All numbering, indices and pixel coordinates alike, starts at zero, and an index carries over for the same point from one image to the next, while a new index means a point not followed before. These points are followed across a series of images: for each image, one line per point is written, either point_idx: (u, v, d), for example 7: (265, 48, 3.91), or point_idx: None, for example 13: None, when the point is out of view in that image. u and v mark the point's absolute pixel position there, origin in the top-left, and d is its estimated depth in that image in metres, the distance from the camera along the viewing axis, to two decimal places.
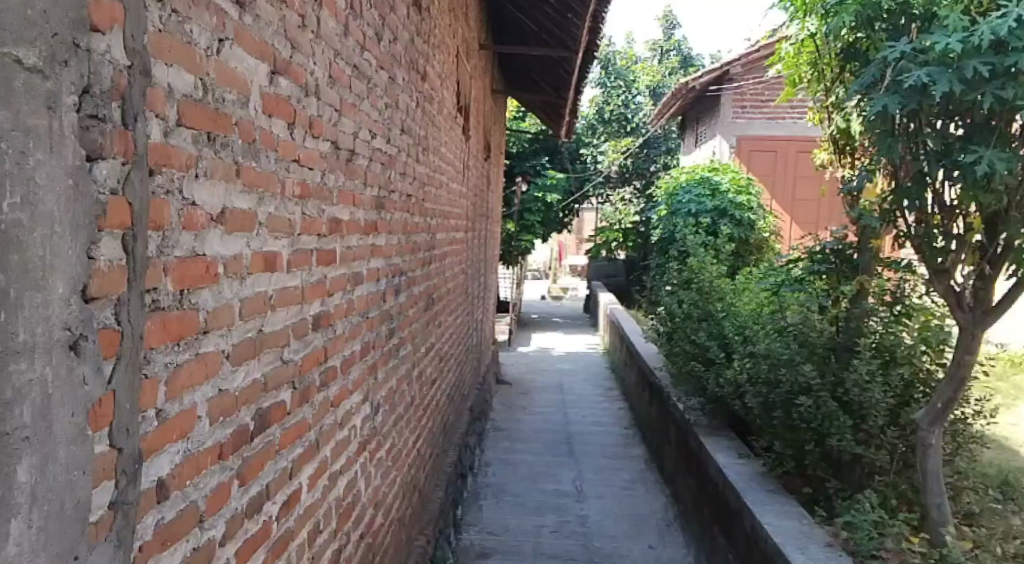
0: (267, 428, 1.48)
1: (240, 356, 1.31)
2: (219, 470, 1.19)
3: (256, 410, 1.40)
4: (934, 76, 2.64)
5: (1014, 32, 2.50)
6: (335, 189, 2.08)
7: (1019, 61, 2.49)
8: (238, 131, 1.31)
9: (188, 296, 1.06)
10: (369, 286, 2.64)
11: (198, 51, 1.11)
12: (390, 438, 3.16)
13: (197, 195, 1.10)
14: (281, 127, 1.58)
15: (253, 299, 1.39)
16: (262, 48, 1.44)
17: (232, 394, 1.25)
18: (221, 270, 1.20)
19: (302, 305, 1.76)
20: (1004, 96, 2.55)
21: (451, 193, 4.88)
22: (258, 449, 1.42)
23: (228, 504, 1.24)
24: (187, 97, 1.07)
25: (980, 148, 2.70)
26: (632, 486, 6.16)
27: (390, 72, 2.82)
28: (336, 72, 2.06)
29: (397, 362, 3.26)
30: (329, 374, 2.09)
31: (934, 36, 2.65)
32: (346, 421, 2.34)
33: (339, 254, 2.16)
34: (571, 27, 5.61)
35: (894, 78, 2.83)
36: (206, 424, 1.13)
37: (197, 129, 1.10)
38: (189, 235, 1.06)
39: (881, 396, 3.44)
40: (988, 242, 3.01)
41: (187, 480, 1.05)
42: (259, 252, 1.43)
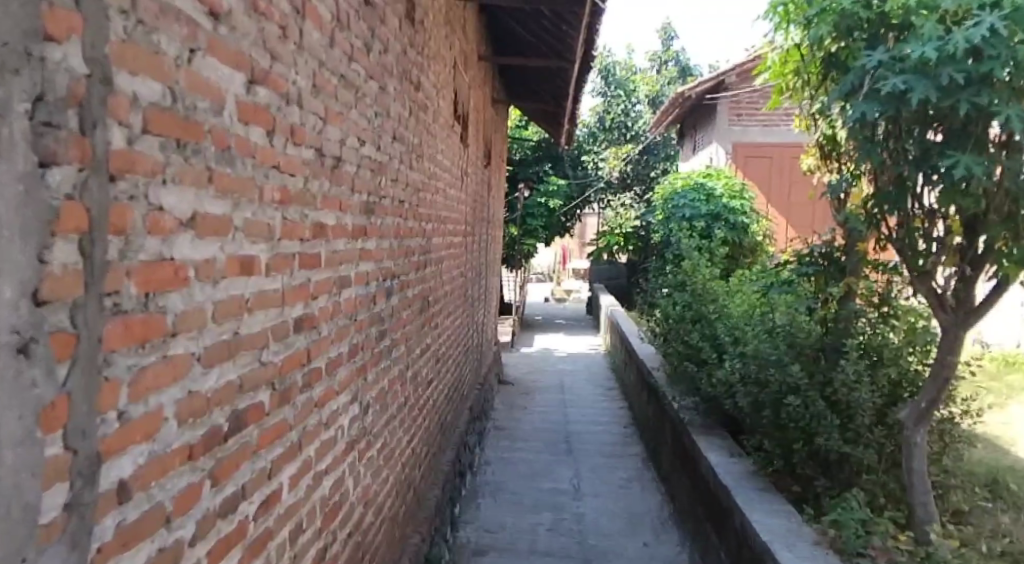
0: (243, 428, 1.48)
1: (213, 357, 1.31)
2: (189, 471, 1.21)
3: (232, 411, 1.41)
4: (910, 83, 2.66)
5: (988, 41, 2.54)
6: (318, 195, 2.08)
7: (994, 69, 2.53)
8: (211, 139, 1.30)
9: (154, 299, 1.07)
10: (358, 287, 2.65)
11: (166, 60, 1.12)
12: (382, 436, 3.16)
13: (164, 201, 1.10)
14: (259, 134, 1.57)
15: (229, 302, 1.39)
16: (238, 58, 1.43)
17: (204, 396, 1.27)
18: (191, 273, 1.21)
19: (282, 307, 1.76)
20: (980, 102, 2.57)
21: (449, 200, 4.91)
22: (233, 450, 1.43)
23: (198, 505, 1.25)
24: (154, 105, 1.07)
25: (956, 152, 2.71)
26: (629, 485, 6.16)
27: (380, 83, 2.84)
28: (321, 80, 2.08)
29: (389, 363, 3.27)
30: (313, 375, 2.10)
31: (911, 45, 2.67)
32: (331, 420, 2.35)
33: (324, 256, 2.18)
34: (567, 39, 5.64)
35: (872, 87, 2.85)
36: (174, 425, 1.15)
37: (163, 136, 1.10)
38: (155, 239, 1.07)
39: (868, 396, 3.47)
40: (967, 243, 3.01)
41: (151, 481, 1.07)
42: (235, 256, 1.43)
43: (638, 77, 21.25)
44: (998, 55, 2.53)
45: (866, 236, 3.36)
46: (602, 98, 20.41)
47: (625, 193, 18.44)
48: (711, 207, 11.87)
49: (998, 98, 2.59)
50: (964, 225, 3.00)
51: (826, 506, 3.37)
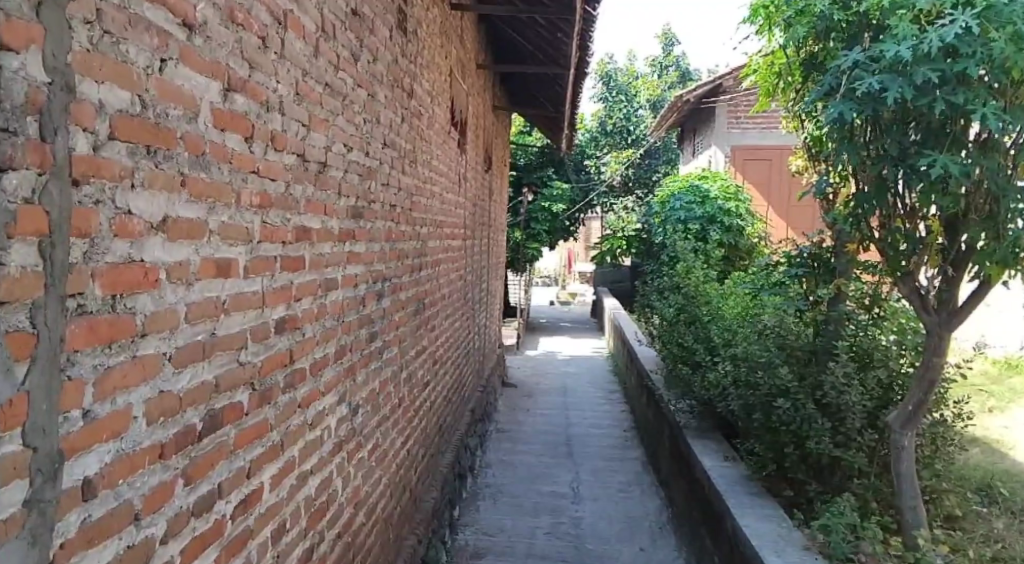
0: (219, 428, 1.51)
1: (185, 358, 1.33)
2: (160, 469, 1.23)
3: (206, 410, 1.43)
4: (886, 83, 2.68)
5: (962, 40, 2.55)
6: (302, 199, 2.10)
7: (969, 67, 2.54)
8: (185, 145, 1.31)
9: (122, 301, 1.09)
10: (346, 289, 2.67)
11: (136, 69, 1.12)
12: (373, 438, 3.18)
13: (133, 204, 1.12)
14: (235, 140, 1.57)
15: (203, 304, 1.41)
16: (214, 67, 1.43)
17: (175, 396, 1.29)
18: (163, 276, 1.22)
19: (261, 309, 1.78)
20: (955, 101, 2.60)
21: (446, 204, 4.94)
22: (209, 449, 1.45)
23: (170, 503, 1.28)
24: (122, 112, 1.07)
25: (934, 152, 2.73)
26: (628, 489, 6.15)
27: (369, 91, 2.86)
28: (304, 88, 2.10)
29: (381, 365, 3.29)
30: (297, 376, 2.13)
31: (885, 45, 2.69)
32: (318, 421, 2.37)
33: (308, 260, 2.20)
34: (562, 46, 5.65)
35: (849, 86, 2.87)
36: (143, 424, 1.17)
37: (132, 143, 1.10)
38: (123, 242, 1.09)
39: (858, 398, 3.47)
40: (949, 243, 3.04)
41: (119, 480, 1.09)
42: (211, 259, 1.44)
43: (639, 82, 21.31)
44: (973, 53, 2.54)
45: (851, 237, 3.37)
46: (604, 104, 20.46)
47: (628, 197, 18.47)
48: (706, 210, 12.03)
49: (974, 96, 2.60)
50: (945, 224, 3.02)
51: (816, 510, 3.37)
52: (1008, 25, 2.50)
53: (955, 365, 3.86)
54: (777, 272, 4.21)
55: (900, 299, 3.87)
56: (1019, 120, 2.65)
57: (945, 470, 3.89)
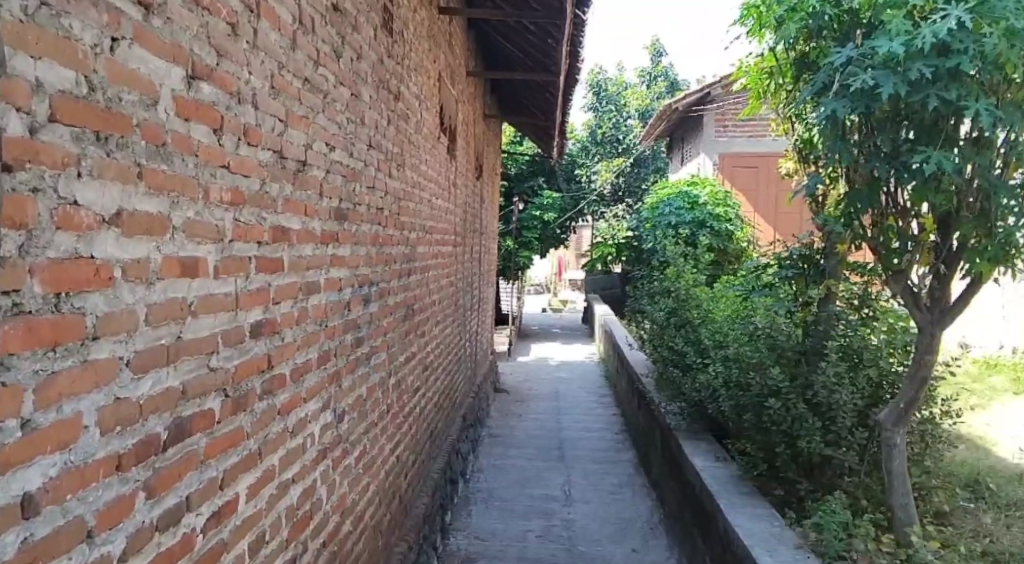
0: (184, 438, 1.56)
1: (145, 365, 1.38)
2: (117, 481, 1.25)
3: (171, 417, 1.50)
4: (879, 79, 2.65)
5: (955, 35, 2.53)
6: (277, 198, 2.10)
7: (963, 62, 2.51)
8: (141, 133, 1.32)
9: (67, 300, 1.08)
10: (329, 292, 2.63)
11: (81, 47, 1.09)
12: (361, 444, 3.13)
13: (79, 196, 1.10)
14: (201, 131, 1.61)
15: (165, 305, 1.46)
16: (174, 52, 1.46)
17: (133, 403, 1.32)
18: (117, 273, 1.23)
19: (235, 311, 1.83)
20: (948, 97, 2.58)
21: (436, 210, 4.90)
22: (174, 459, 1.51)
23: (131, 516, 1.31)
24: (63, 92, 1.05)
25: (927, 148, 2.71)
26: (619, 491, 6.10)
27: (352, 90, 2.83)
28: (280, 82, 2.11)
29: (368, 371, 3.24)
30: (275, 383, 2.12)
31: (878, 40, 2.66)
32: (300, 429, 2.33)
33: (287, 262, 2.19)
34: (551, 52, 5.62)
35: (842, 83, 2.84)
36: (96, 434, 1.18)
37: (75, 126, 1.08)
38: (67, 236, 1.07)
39: (850, 398, 3.36)
40: (941, 242, 3.03)
41: (68, 494, 1.09)
42: (174, 258, 1.49)
43: (628, 93, 21.43)
44: (966, 48, 2.51)
45: (843, 240, 3.35)
46: (594, 114, 20.60)
47: (617, 206, 18.48)
48: (695, 215, 12.10)
49: (967, 92, 2.58)
50: (937, 222, 3.03)
51: (808, 508, 3.32)
52: (1000, 21, 2.48)
53: (941, 363, 3.85)
54: (767, 274, 4.23)
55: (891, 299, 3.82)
56: (1014, 118, 2.63)
57: (933, 468, 3.86)
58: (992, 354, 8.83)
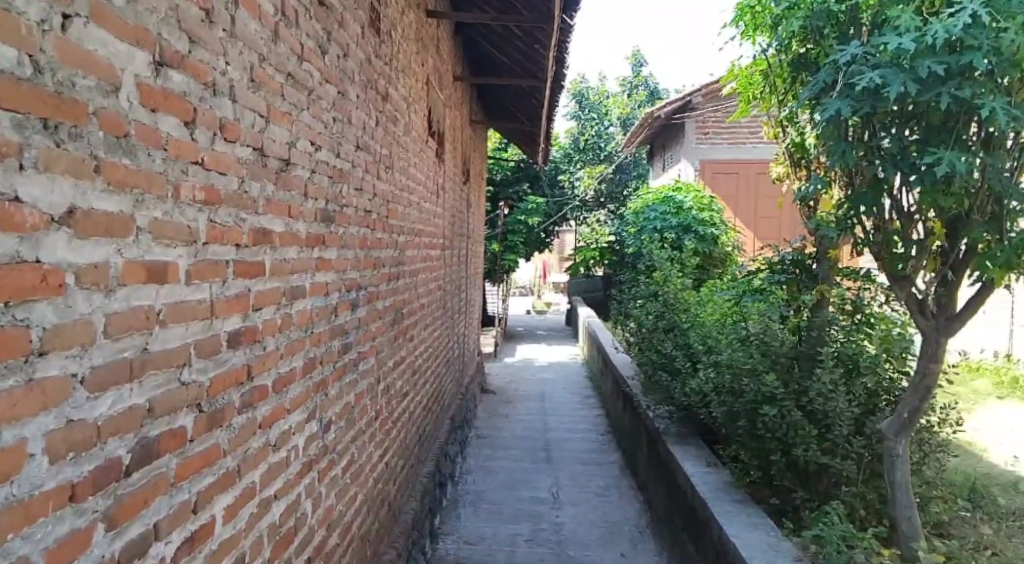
0: (152, 460, 1.44)
1: (105, 382, 1.26)
2: (70, 514, 1.15)
3: (136, 439, 1.37)
4: (888, 77, 2.54)
5: (968, 31, 2.43)
6: (258, 198, 1.97)
7: (975, 59, 2.40)
8: (98, 122, 1.21)
9: (10, 310, 0.99)
10: (314, 298, 2.48)
11: (26, 22, 1.01)
12: (347, 454, 2.98)
13: (22, 192, 1.01)
14: (170, 123, 1.50)
15: (129, 314, 1.34)
16: (138, 34, 1.35)
17: (89, 425, 1.21)
18: (69, 280, 1.13)
19: (210, 320, 1.70)
20: (961, 95, 2.45)
21: (424, 213, 4.78)
22: (139, 486, 1.39)
23: (86, 553, 1.20)
24: (3, 72, 0.96)
25: (939, 149, 2.58)
26: (606, 493, 5.99)
27: (339, 88, 2.70)
28: (260, 75, 1.98)
29: (355, 378, 3.09)
30: (257, 395, 1.99)
31: (885, 36, 2.55)
32: (283, 441, 2.20)
33: (269, 265, 2.06)
34: (538, 58, 5.49)
35: (847, 82, 2.73)
36: (44, 462, 1.08)
37: (17, 111, 0.99)
38: (10, 237, 0.98)
39: (846, 405, 3.18)
40: (950, 246, 2.92)
41: (10, 533, 0.99)
42: (139, 262, 1.37)
43: (611, 101, 21.49)
44: (980, 45, 2.41)
45: (838, 244, 3.22)
46: (577, 121, 20.62)
47: (600, 211, 18.46)
48: (681, 220, 12.06)
49: (981, 90, 2.46)
50: (946, 227, 2.89)
51: (805, 519, 3.17)
52: (1017, 16, 2.37)
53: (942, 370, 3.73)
54: (758, 279, 4.16)
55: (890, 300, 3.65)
56: None
57: (934, 478, 3.78)
58: (973, 358, 8.80)
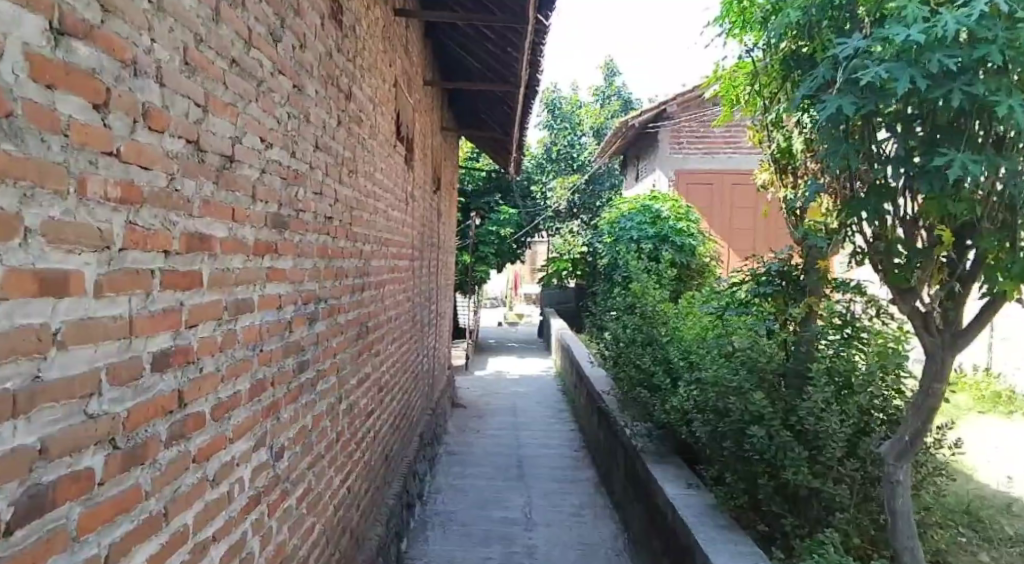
0: (45, 513, 1.16)
1: None
2: None
3: (22, 488, 1.10)
4: (894, 71, 2.10)
5: (981, 22, 2.02)
6: (194, 197, 1.71)
7: (991, 53, 1.98)
8: None
9: None
10: (264, 312, 2.21)
11: None
12: (303, 482, 2.69)
13: None
14: (74, 105, 1.25)
15: (11, 334, 1.07)
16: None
17: None
18: None
19: (128, 341, 1.44)
20: (975, 92, 2.02)
21: (392, 221, 4.54)
22: (27, 545, 1.11)
23: None
24: None
25: (950, 151, 2.13)
26: (581, 513, 5.75)
27: (295, 81, 2.45)
28: (196, 57, 1.72)
29: (312, 399, 2.81)
30: (192, 423, 1.71)
31: (891, 27, 2.14)
32: (225, 474, 1.91)
33: (207, 276, 1.79)
34: (511, 62, 5.30)
35: (847, 78, 2.29)
36: None
37: None
38: None
39: (839, 425, 2.98)
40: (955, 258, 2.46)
41: None
42: (27, 270, 1.11)
43: (583, 111, 21.44)
44: (994, 38, 2.00)
45: (828, 254, 3.12)
46: (550, 132, 20.56)
47: (573, 221, 18.36)
48: (657, 230, 11.94)
49: (997, 87, 2.02)
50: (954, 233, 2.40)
51: (797, 549, 2.93)
52: None
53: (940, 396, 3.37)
54: (743, 291, 4.01)
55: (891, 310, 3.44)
56: None
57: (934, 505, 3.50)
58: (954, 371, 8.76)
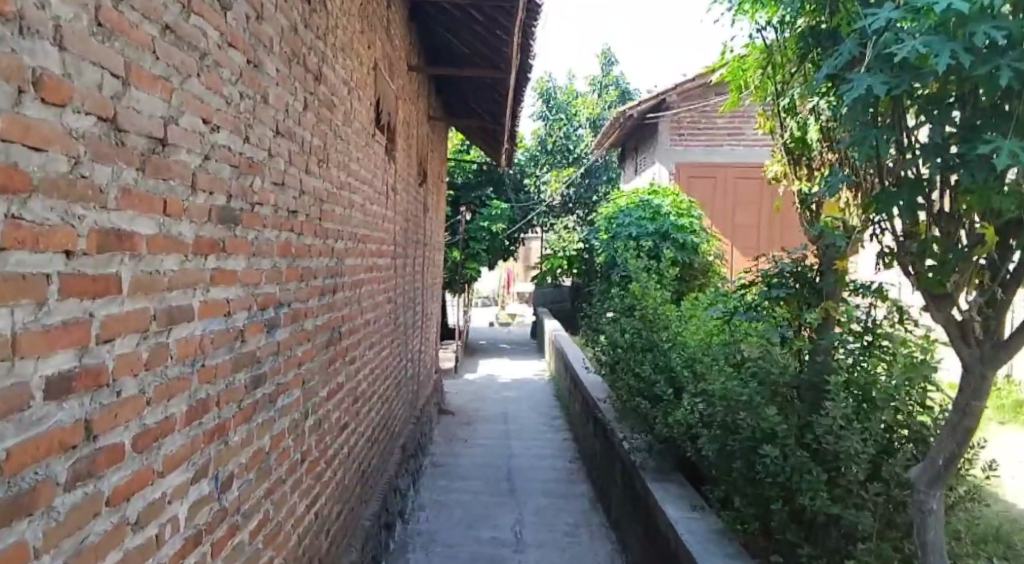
0: None
1: None
2: None
3: None
4: (933, 45, 1.79)
5: None
6: (110, 185, 1.42)
7: None
8: None
9: None
10: (206, 321, 1.94)
11: None
12: (257, 515, 2.41)
13: None
14: None
15: None
16: None
17: None
18: None
19: (10, 363, 1.11)
20: None
21: (370, 216, 4.25)
22: None
23: None
24: None
25: (997, 135, 1.82)
26: (574, 531, 5.47)
27: (249, 56, 2.16)
28: (112, 19, 1.41)
29: (270, 418, 2.53)
30: (109, 457, 1.45)
31: None
32: (149, 517, 1.63)
33: (129, 281, 1.51)
34: (500, 45, 5.01)
35: (878, 53, 2.01)
36: None
37: None
38: None
39: (861, 445, 2.72)
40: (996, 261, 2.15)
41: None
42: None
43: (579, 101, 21.11)
44: None
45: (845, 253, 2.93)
46: (545, 123, 20.25)
47: (568, 218, 18.08)
48: (658, 226, 11.77)
49: None
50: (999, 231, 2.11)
51: None
52: None
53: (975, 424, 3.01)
54: (753, 295, 3.75)
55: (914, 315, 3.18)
56: None
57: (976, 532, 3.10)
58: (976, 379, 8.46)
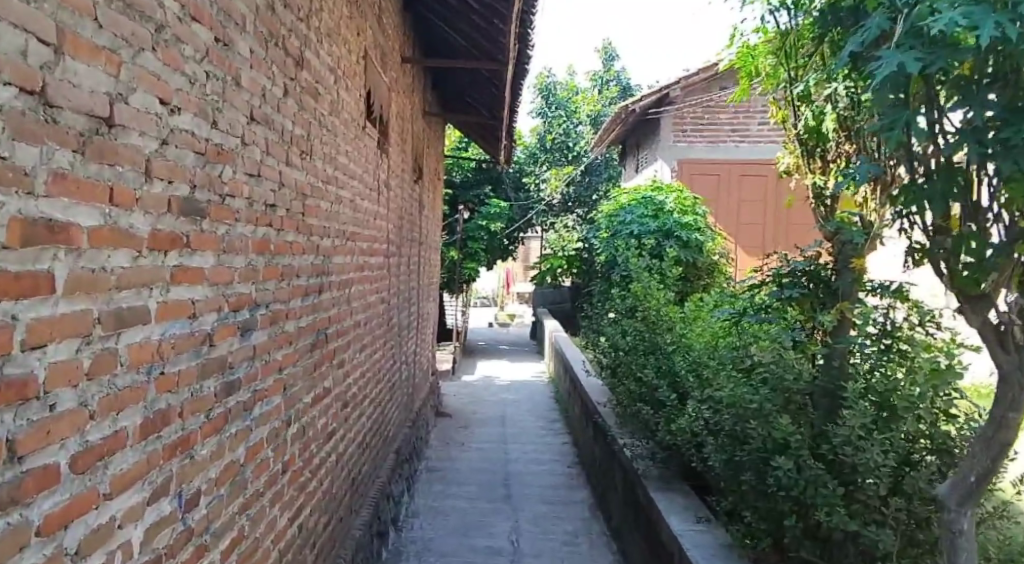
0: None
1: None
2: None
3: None
4: (974, 16, 1.57)
5: None
6: (37, 168, 1.20)
7: None
8: None
9: None
10: (165, 324, 1.75)
11: None
12: (230, 534, 2.22)
13: None
14: None
15: None
16: None
17: None
18: None
19: None
20: None
21: (360, 212, 4.06)
22: None
23: None
24: None
25: None
26: (574, 541, 5.28)
27: (217, 33, 1.97)
28: None
29: (245, 429, 2.34)
30: (41, 480, 1.25)
31: None
32: (93, 545, 1.44)
33: (65, 279, 1.30)
34: (496, 35, 4.81)
35: (911, 27, 1.80)
36: None
37: None
38: None
39: (881, 457, 2.55)
40: None
41: None
42: None
43: (580, 97, 20.89)
44: None
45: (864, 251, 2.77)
46: (545, 120, 20.06)
47: (568, 216, 17.89)
48: (661, 223, 11.54)
49: None
50: None
51: None
52: None
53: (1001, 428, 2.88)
54: (762, 295, 3.57)
55: (938, 316, 3.00)
56: None
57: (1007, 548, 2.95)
58: None
